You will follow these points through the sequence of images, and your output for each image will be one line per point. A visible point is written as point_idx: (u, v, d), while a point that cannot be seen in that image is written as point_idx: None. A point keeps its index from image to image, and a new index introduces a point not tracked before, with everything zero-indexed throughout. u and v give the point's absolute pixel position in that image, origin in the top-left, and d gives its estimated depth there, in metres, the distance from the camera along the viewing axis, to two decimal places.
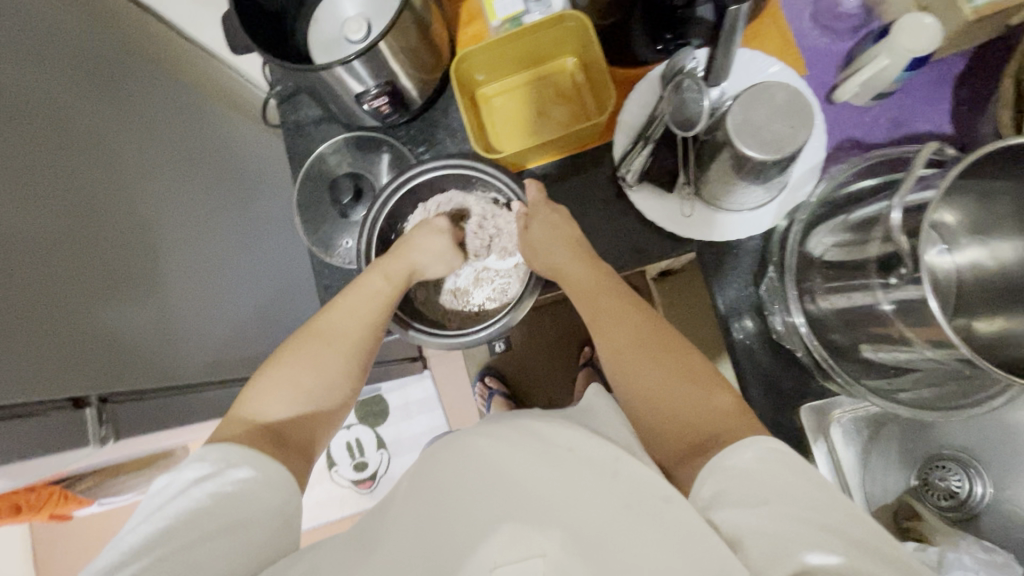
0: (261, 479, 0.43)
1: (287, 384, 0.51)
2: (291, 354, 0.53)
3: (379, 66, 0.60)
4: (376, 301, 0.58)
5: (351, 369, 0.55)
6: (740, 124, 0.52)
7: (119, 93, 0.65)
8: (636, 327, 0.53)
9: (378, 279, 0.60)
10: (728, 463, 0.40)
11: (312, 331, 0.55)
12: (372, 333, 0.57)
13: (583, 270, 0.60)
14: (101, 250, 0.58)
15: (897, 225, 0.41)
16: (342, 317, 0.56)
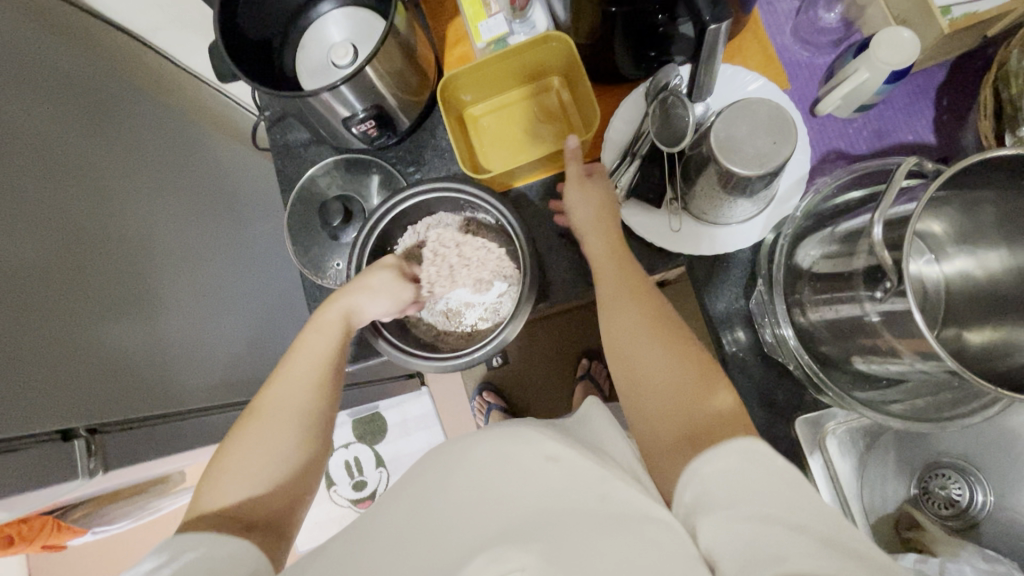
0: (219, 556, 0.40)
1: (239, 468, 0.48)
2: (237, 437, 0.50)
3: (365, 90, 0.61)
4: (321, 356, 0.56)
5: (304, 436, 0.51)
6: (723, 141, 0.53)
7: (109, 122, 0.66)
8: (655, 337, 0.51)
9: (323, 332, 0.58)
10: (704, 470, 0.40)
11: (254, 410, 0.52)
12: (320, 391, 0.54)
13: (613, 267, 0.59)
14: (91, 279, 0.58)
15: (878, 239, 0.42)
16: (283, 385, 0.53)
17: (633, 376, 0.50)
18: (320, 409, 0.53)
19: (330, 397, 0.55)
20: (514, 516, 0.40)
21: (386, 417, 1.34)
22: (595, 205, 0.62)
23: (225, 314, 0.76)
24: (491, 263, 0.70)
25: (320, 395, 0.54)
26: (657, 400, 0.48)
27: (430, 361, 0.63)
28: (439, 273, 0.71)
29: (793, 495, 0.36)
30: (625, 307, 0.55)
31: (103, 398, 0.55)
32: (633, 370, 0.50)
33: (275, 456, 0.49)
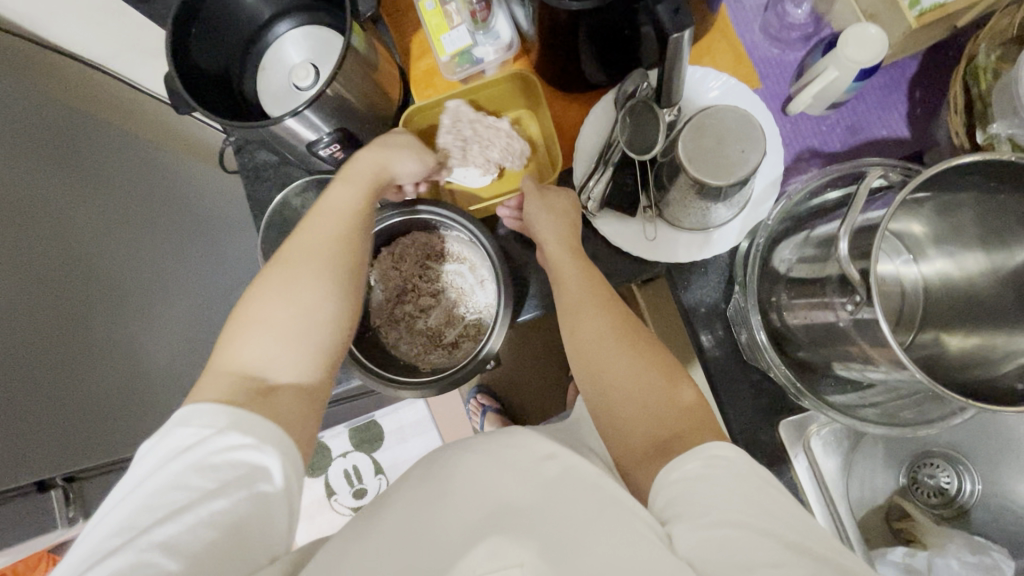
0: (253, 440, 0.39)
1: (270, 320, 0.46)
2: (258, 292, 0.47)
3: (329, 113, 0.60)
4: (343, 218, 0.53)
5: (333, 303, 0.49)
6: (693, 149, 0.52)
7: (73, 157, 0.64)
8: (634, 354, 0.50)
9: (354, 193, 0.55)
10: (675, 475, 0.40)
11: (277, 261, 0.49)
12: (344, 250, 0.51)
13: (577, 273, 0.57)
14: (62, 321, 0.57)
15: (844, 254, 0.41)
16: (306, 243, 0.51)
17: (613, 398, 0.48)
18: (348, 280, 0.50)
19: (355, 268, 0.52)
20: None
21: (382, 425, 1.34)
22: (560, 210, 0.61)
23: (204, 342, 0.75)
24: (501, 141, 0.67)
25: (347, 264, 0.51)
26: (638, 428, 0.46)
27: (410, 385, 0.63)
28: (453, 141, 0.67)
29: (759, 496, 0.37)
30: (595, 315, 0.53)
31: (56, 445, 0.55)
32: (610, 395, 0.49)
33: (303, 313, 0.47)
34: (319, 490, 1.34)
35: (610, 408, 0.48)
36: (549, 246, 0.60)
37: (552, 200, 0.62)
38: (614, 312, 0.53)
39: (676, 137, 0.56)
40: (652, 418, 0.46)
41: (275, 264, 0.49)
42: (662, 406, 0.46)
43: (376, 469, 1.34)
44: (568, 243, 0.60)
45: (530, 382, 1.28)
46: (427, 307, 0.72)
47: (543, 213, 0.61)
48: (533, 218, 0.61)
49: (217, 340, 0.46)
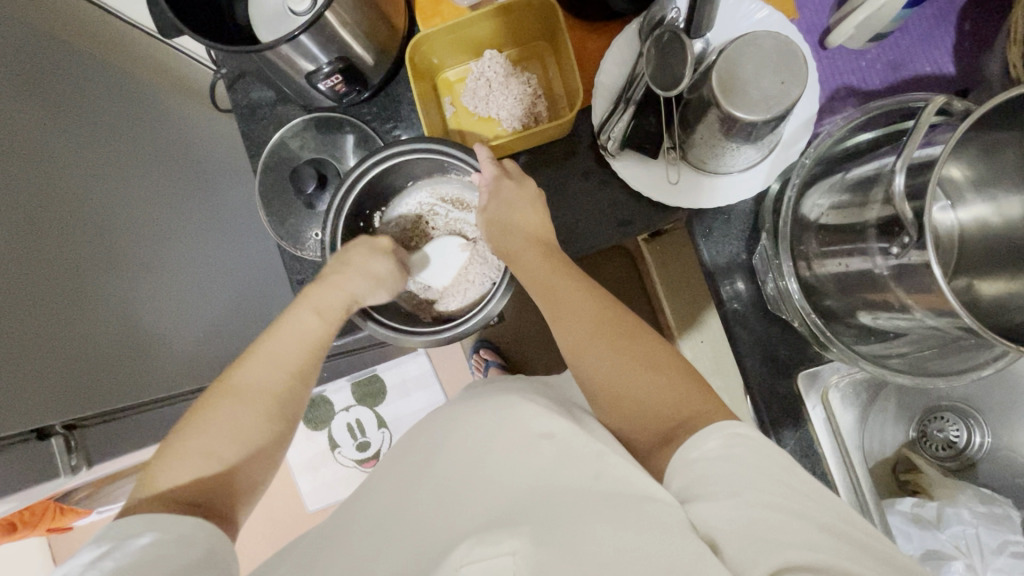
0: (168, 540, 0.40)
1: (210, 447, 0.47)
2: (210, 411, 0.48)
3: (328, 40, 0.54)
4: (302, 347, 0.54)
5: (272, 418, 0.50)
6: (726, 81, 0.48)
7: (48, 87, 0.59)
8: (620, 351, 0.48)
9: (310, 316, 0.55)
10: (694, 455, 0.39)
11: (226, 388, 0.50)
12: (298, 393, 0.52)
13: (537, 267, 0.55)
14: (47, 264, 0.54)
15: (899, 190, 0.38)
16: (252, 374, 0.51)
17: (607, 400, 0.47)
18: (297, 390, 0.52)
19: (306, 388, 0.53)
20: (509, 502, 0.38)
21: (385, 379, 1.33)
22: (537, 206, 0.59)
23: (206, 293, 0.72)
24: (526, 102, 0.65)
25: (297, 364, 0.53)
26: (631, 422, 0.46)
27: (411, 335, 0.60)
28: (481, 90, 0.66)
29: (784, 476, 0.36)
30: (576, 319, 0.50)
31: (66, 391, 0.52)
32: (587, 360, 0.49)
33: (240, 437, 0.48)
34: (323, 442, 1.34)
35: (612, 413, 0.47)
36: (523, 253, 0.57)
37: (524, 199, 0.59)
38: (593, 310, 0.51)
39: (707, 70, 0.52)
40: (632, 388, 0.46)
41: (222, 386, 0.50)
42: (640, 376, 0.46)
43: (380, 423, 1.34)
44: (534, 243, 0.57)
45: (534, 337, 1.27)
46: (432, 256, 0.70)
47: (513, 212, 0.59)
48: (498, 208, 0.59)
49: (150, 463, 0.46)
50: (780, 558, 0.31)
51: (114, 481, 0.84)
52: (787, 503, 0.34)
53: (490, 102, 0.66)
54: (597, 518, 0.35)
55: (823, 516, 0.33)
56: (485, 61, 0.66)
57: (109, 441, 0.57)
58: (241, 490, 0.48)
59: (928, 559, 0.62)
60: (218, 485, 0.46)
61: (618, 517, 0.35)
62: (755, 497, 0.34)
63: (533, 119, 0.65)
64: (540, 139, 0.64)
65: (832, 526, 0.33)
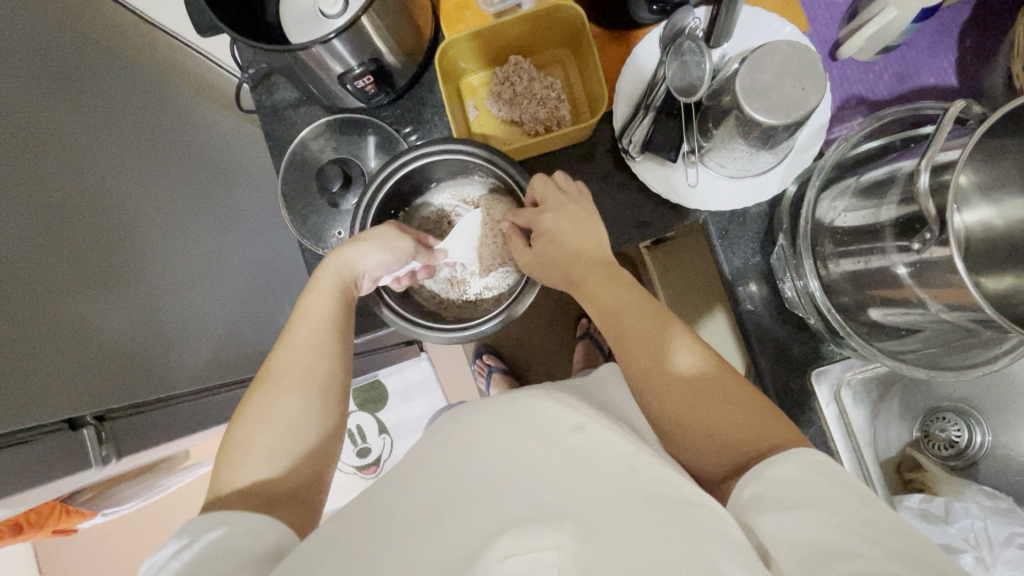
0: (238, 532, 0.40)
1: (260, 435, 0.47)
2: (257, 402, 0.49)
3: (361, 42, 0.56)
4: (326, 326, 0.54)
5: (318, 398, 0.50)
6: (749, 87, 0.50)
7: (75, 84, 0.60)
8: (690, 378, 0.45)
9: (328, 296, 0.55)
10: (769, 472, 0.38)
11: (266, 379, 0.50)
12: (333, 370, 0.52)
13: (610, 288, 0.52)
14: (75, 256, 0.54)
15: (924, 188, 0.40)
16: (288, 360, 0.51)
17: (683, 432, 0.44)
18: (331, 368, 0.52)
19: (339, 364, 0.53)
20: None
21: (386, 385, 1.31)
22: (584, 214, 0.57)
23: (225, 291, 0.72)
24: (549, 107, 0.67)
25: (326, 343, 0.53)
26: (711, 454, 0.43)
27: (436, 333, 0.61)
28: (504, 93, 0.68)
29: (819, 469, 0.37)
30: (646, 346, 0.48)
31: (94, 384, 0.52)
32: (659, 390, 0.46)
33: (287, 423, 0.48)
34: None
35: (689, 445, 0.44)
36: (589, 277, 0.54)
37: (568, 221, 0.56)
38: (665, 336, 0.48)
39: (727, 77, 0.54)
40: (664, 379, 0.46)
41: (262, 378, 0.51)
42: (677, 365, 0.46)
43: (381, 429, 1.32)
44: (600, 266, 0.54)
45: (539, 343, 1.28)
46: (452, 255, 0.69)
47: (566, 228, 0.56)
48: (554, 225, 0.56)
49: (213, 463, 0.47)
50: (820, 547, 0.32)
51: (123, 481, 0.83)
52: (824, 485, 0.36)
53: (513, 106, 0.68)
54: (635, 504, 0.36)
55: (858, 508, 0.35)
56: (509, 66, 0.68)
57: (137, 435, 0.56)
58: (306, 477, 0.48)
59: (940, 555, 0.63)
60: (281, 475, 0.46)
61: (656, 502, 0.36)
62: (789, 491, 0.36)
63: (553, 123, 0.67)
64: (561, 142, 0.65)
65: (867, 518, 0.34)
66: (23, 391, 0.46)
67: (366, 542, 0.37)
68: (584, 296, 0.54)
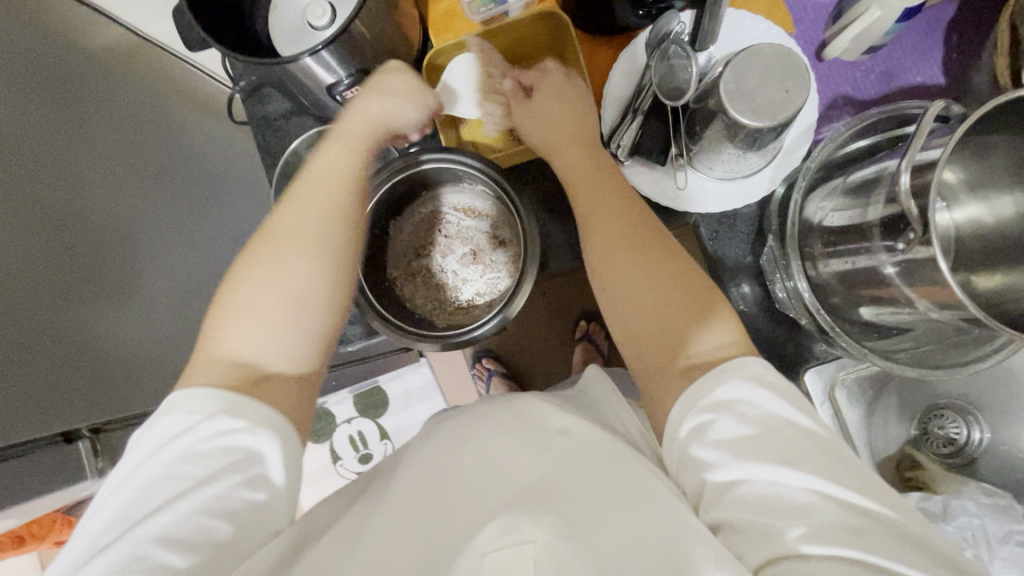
0: (243, 425, 0.39)
1: (254, 300, 0.45)
2: (248, 272, 0.46)
3: (349, 53, 0.57)
4: (320, 203, 0.49)
5: (318, 266, 0.47)
6: (733, 91, 0.51)
7: (69, 100, 0.61)
8: (663, 293, 0.46)
9: (351, 153, 0.54)
10: (707, 401, 0.39)
11: (271, 233, 0.48)
12: (335, 247, 0.49)
13: (581, 163, 0.57)
14: (68, 271, 0.54)
15: (904, 188, 0.41)
16: (307, 197, 0.50)
17: (639, 331, 0.46)
18: (333, 243, 0.49)
19: (342, 240, 0.50)
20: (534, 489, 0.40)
21: (387, 391, 1.33)
22: (572, 120, 0.60)
23: None
24: None
25: (335, 225, 0.49)
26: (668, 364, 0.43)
27: (429, 340, 0.62)
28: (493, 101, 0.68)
29: None
30: (622, 249, 0.49)
31: (89, 396, 0.53)
32: (622, 289, 0.48)
33: (288, 294, 0.46)
34: (325, 454, 1.33)
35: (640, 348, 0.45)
36: (567, 150, 0.58)
37: (566, 88, 0.61)
38: (646, 242, 0.49)
39: (712, 80, 0.54)
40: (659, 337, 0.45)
41: (263, 235, 0.48)
42: (696, 345, 0.43)
43: (382, 435, 1.33)
44: (584, 149, 0.58)
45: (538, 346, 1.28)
46: (444, 262, 0.70)
47: (551, 102, 0.61)
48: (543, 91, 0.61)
49: (202, 328, 0.46)
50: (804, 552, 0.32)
51: None
52: None
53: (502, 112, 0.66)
54: (620, 510, 0.36)
55: None
56: (496, 75, 0.66)
57: None
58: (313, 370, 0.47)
59: None
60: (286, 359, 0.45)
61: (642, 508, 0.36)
62: None
63: None
64: None
65: None
66: (17, 404, 0.47)
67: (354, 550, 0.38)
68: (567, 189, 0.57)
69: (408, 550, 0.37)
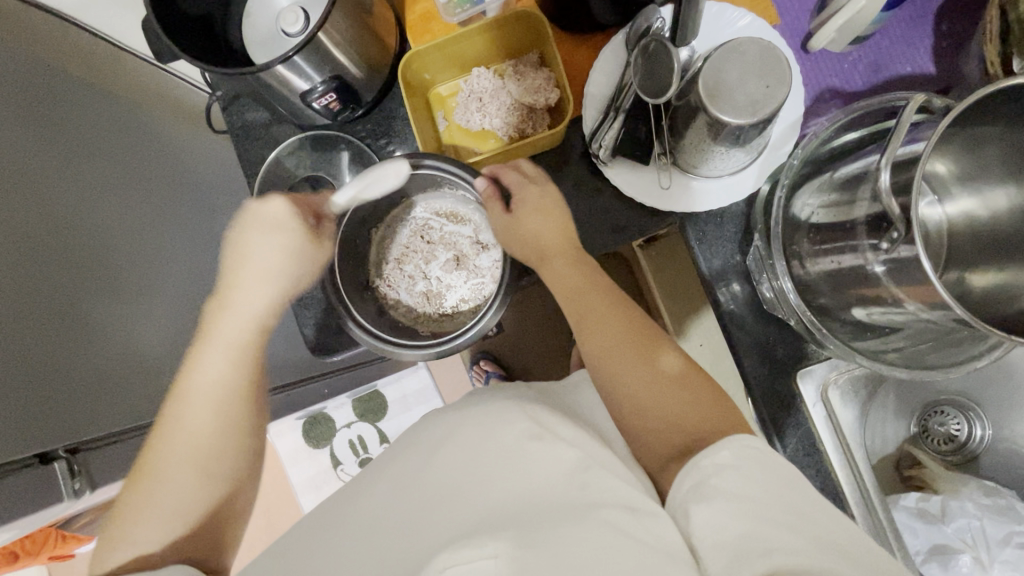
0: None
1: (162, 510, 0.45)
2: (168, 462, 0.47)
3: (322, 60, 0.55)
4: (228, 369, 0.50)
5: (231, 457, 0.49)
6: (713, 88, 0.49)
7: (43, 114, 0.60)
8: (624, 338, 0.51)
9: (211, 357, 0.51)
10: (705, 462, 0.39)
11: (161, 437, 0.48)
12: (240, 416, 0.50)
13: (566, 271, 0.56)
14: (45, 288, 0.54)
15: (886, 186, 0.39)
16: (187, 397, 0.49)
17: (612, 375, 0.49)
18: (234, 421, 0.50)
19: (248, 410, 0.51)
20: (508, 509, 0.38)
21: (385, 395, 1.29)
22: (555, 225, 0.58)
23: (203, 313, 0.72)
24: (520, 115, 0.66)
25: (229, 396, 0.50)
26: (644, 416, 0.47)
27: (410, 350, 0.59)
28: (475, 107, 0.67)
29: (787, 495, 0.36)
30: (596, 312, 0.53)
31: (65, 415, 0.52)
32: (596, 340, 0.52)
33: (203, 486, 0.47)
34: (325, 460, 1.29)
35: (611, 390, 0.49)
36: (548, 261, 0.57)
37: (547, 199, 0.59)
38: (619, 311, 0.53)
39: (693, 76, 0.53)
40: (648, 394, 0.47)
41: (152, 454, 0.47)
42: (660, 371, 0.49)
43: (382, 438, 1.29)
44: (569, 257, 0.57)
45: (534, 348, 1.27)
46: (427, 269, 0.70)
47: (535, 218, 0.58)
48: (527, 211, 0.59)
49: (106, 530, 0.45)
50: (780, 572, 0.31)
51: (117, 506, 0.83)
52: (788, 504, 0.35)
53: (484, 115, 0.67)
54: (591, 531, 0.35)
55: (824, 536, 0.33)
56: (474, 78, 0.67)
57: (116, 466, 0.56)
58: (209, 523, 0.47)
59: (935, 554, 0.62)
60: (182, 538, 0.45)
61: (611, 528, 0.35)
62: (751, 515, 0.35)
63: (526, 128, 0.66)
64: (531, 149, 0.64)
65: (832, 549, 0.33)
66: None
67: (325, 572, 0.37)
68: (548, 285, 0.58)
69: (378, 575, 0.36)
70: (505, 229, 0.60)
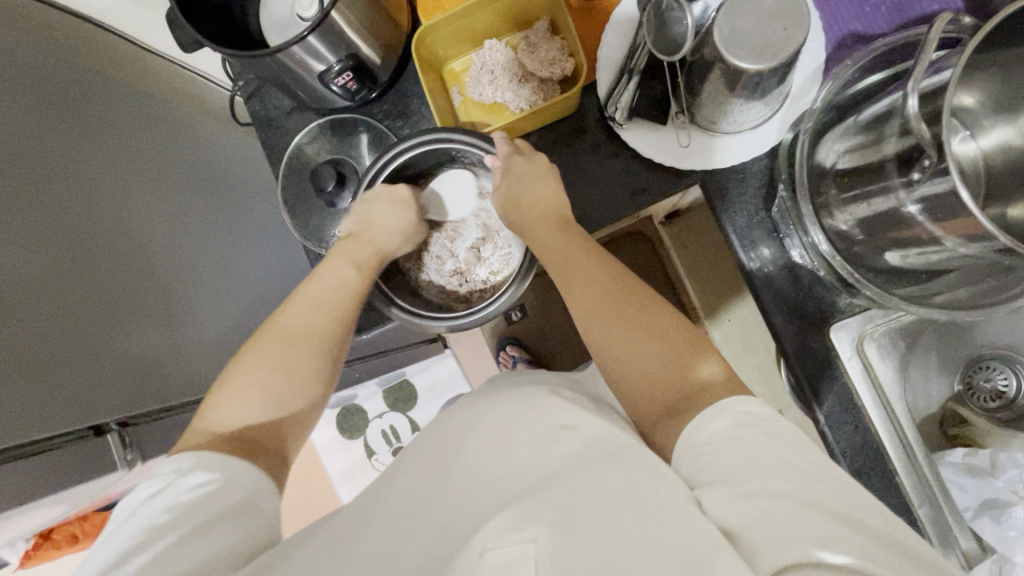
0: (219, 475, 0.42)
1: (255, 383, 0.49)
2: (248, 363, 0.50)
3: (337, 40, 0.57)
4: (345, 292, 0.57)
5: (326, 360, 0.53)
6: (728, 35, 0.48)
7: (77, 113, 0.63)
8: (617, 294, 0.50)
9: (348, 269, 0.59)
10: (702, 438, 0.39)
11: (273, 333, 0.53)
12: (340, 327, 0.55)
13: (550, 236, 0.57)
14: (91, 278, 0.57)
15: (913, 112, 0.38)
16: (320, 292, 0.56)
17: (602, 331, 0.49)
18: (337, 332, 0.55)
19: (347, 328, 0.56)
20: (539, 467, 0.39)
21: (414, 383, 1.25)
22: (542, 195, 0.60)
23: (233, 299, 0.74)
24: (533, 84, 0.66)
25: (340, 313, 0.55)
26: (638, 368, 0.46)
27: (438, 321, 0.60)
28: (487, 79, 0.68)
29: (800, 462, 0.35)
30: (587, 270, 0.53)
31: (114, 393, 0.55)
32: (585, 300, 0.51)
33: (284, 376, 0.50)
34: (359, 450, 1.26)
35: (601, 345, 0.49)
36: (537, 226, 0.59)
37: (535, 169, 0.60)
38: (610, 270, 0.52)
39: (707, 28, 0.52)
40: (638, 360, 0.46)
41: (263, 340, 0.52)
42: (672, 356, 0.46)
43: (414, 427, 1.25)
44: (554, 222, 0.59)
45: (562, 329, 1.27)
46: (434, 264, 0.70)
47: (519, 187, 0.59)
48: (510, 182, 0.59)
49: (205, 398, 0.49)
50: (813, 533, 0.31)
51: None
52: (804, 468, 0.35)
53: (495, 88, 0.68)
54: (618, 484, 0.35)
55: (843, 507, 0.33)
56: (485, 51, 0.67)
57: (160, 438, 0.58)
58: (281, 425, 0.49)
59: (986, 508, 0.59)
60: (263, 422, 0.48)
61: (641, 482, 0.35)
62: (780, 468, 0.35)
63: (540, 97, 0.66)
64: (547, 117, 0.65)
65: (851, 517, 0.32)
66: (45, 402, 0.49)
67: (361, 534, 0.39)
68: (530, 245, 0.59)
69: (415, 536, 0.37)
70: (497, 201, 0.62)
